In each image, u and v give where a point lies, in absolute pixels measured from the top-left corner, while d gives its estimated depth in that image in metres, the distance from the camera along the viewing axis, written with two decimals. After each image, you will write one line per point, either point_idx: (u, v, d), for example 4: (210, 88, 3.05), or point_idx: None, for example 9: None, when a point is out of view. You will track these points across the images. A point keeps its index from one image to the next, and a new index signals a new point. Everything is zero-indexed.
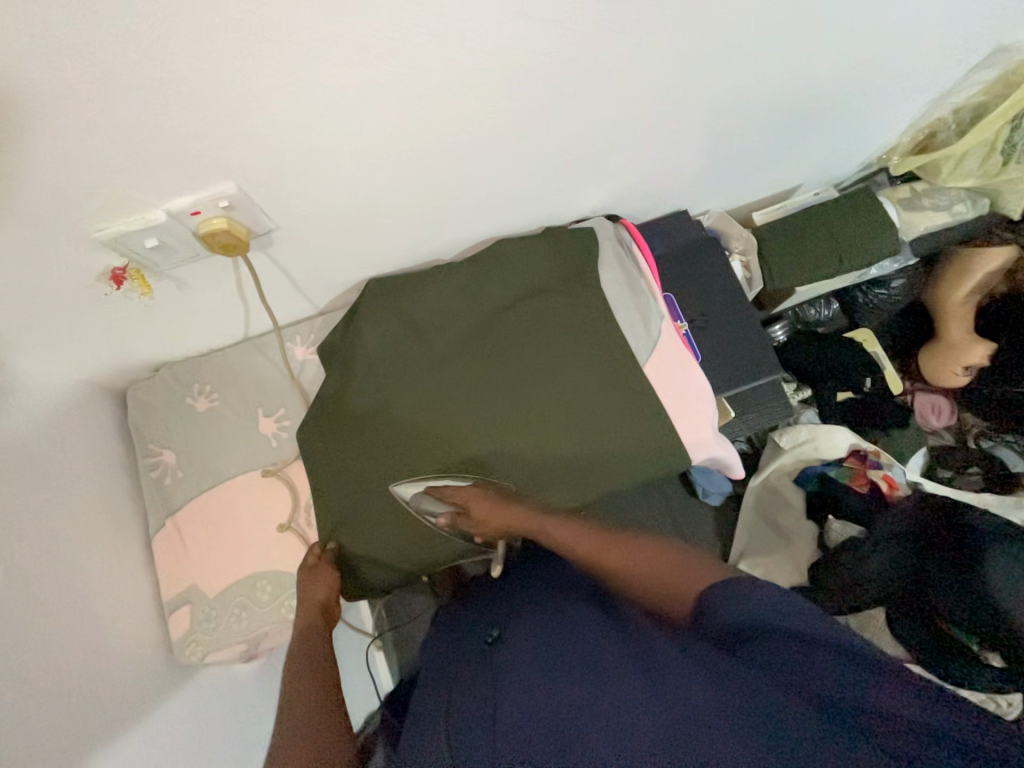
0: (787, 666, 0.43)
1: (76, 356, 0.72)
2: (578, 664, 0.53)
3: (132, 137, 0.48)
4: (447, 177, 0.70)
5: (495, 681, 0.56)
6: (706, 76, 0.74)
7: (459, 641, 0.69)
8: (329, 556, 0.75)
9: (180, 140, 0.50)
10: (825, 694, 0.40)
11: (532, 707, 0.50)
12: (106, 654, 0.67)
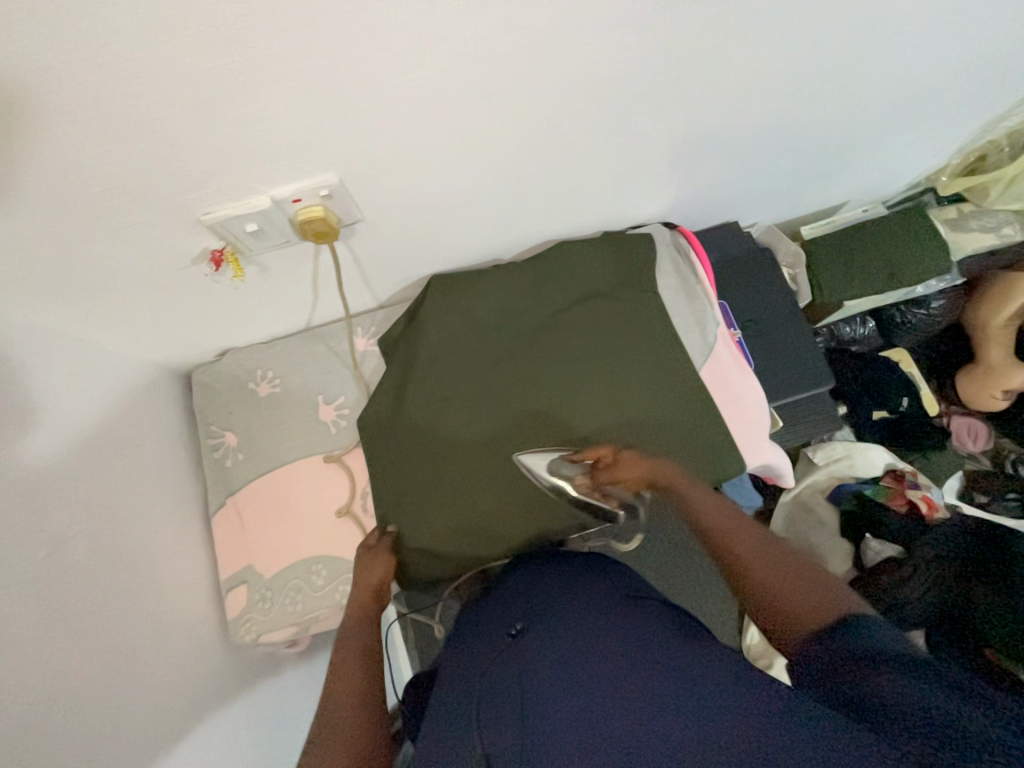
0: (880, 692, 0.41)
1: (152, 337, 0.75)
2: (604, 655, 0.52)
3: (247, 127, 0.51)
4: (520, 177, 0.72)
5: (521, 675, 0.53)
6: (777, 88, 0.75)
7: (477, 630, 0.66)
8: (386, 539, 0.76)
9: (289, 131, 0.53)
10: (888, 702, 0.40)
11: (563, 703, 0.48)
12: (166, 629, 0.68)
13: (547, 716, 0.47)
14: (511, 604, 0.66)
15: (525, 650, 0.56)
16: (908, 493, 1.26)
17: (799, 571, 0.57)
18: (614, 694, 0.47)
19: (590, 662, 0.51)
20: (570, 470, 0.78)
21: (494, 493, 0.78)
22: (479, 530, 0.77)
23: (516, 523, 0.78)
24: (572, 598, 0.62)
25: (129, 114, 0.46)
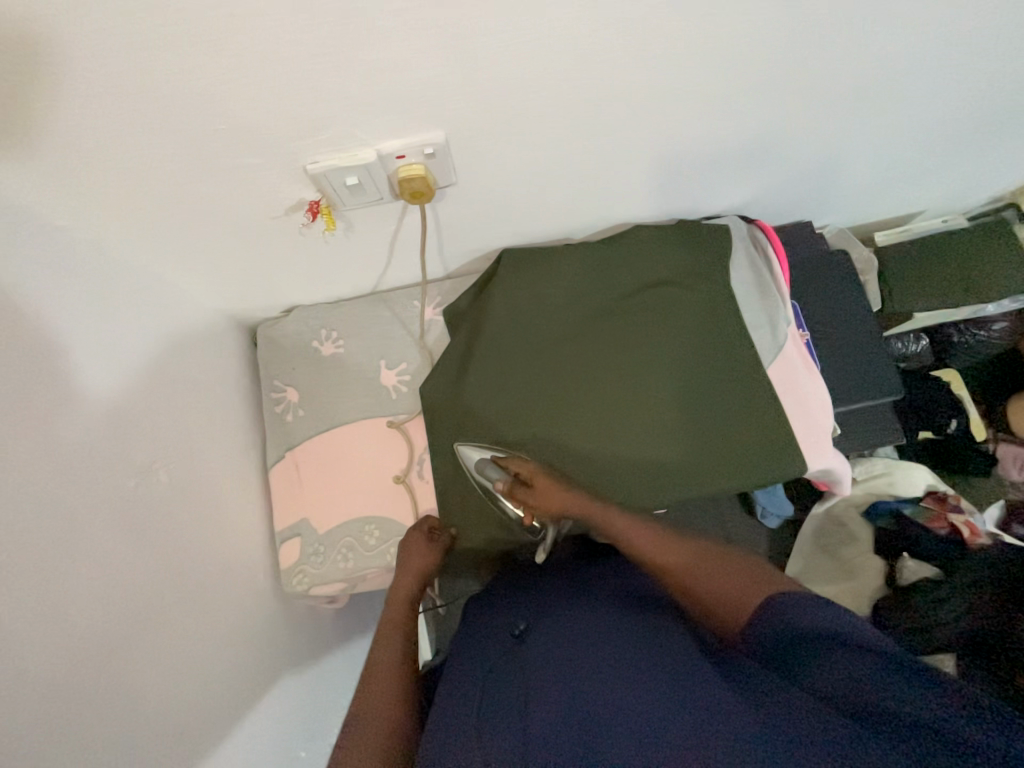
0: (823, 675, 0.43)
1: (229, 286, 0.76)
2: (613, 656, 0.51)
3: (367, 79, 0.50)
4: (611, 154, 0.71)
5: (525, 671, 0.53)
6: (885, 82, 0.72)
7: (482, 627, 0.66)
8: (445, 536, 0.77)
9: (407, 85, 0.52)
10: (833, 685, 0.42)
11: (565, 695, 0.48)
12: (225, 572, 0.70)
13: (550, 705, 0.47)
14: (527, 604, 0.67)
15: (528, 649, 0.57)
16: (949, 517, 1.23)
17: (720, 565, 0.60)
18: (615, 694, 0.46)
19: (598, 663, 0.51)
20: (622, 458, 0.77)
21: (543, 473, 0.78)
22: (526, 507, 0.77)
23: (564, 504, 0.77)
24: (583, 602, 0.62)
25: (259, 55, 0.46)
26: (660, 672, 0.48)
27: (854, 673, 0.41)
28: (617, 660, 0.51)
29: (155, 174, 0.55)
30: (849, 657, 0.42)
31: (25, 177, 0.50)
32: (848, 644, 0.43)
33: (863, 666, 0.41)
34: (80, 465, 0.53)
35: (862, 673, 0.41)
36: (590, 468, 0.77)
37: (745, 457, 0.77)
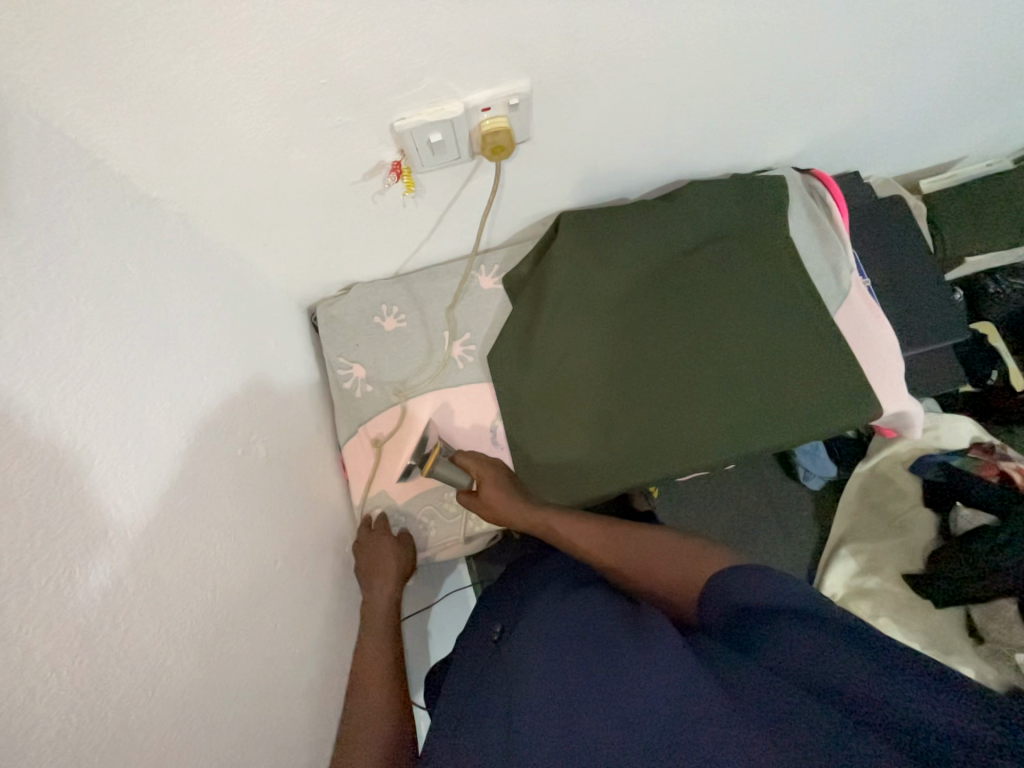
0: (792, 658, 0.44)
1: (298, 262, 0.76)
2: (595, 650, 0.52)
3: (467, 24, 0.49)
4: (680, 105, 0.70)
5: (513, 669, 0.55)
6: (957, 15, 0.70)
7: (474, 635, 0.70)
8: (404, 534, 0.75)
9: (504, 30, 0.51)
10: (807, 671, 0.43)
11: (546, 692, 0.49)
12: (321, 544, 0.71)
13: (534, 708, 0.48)
14: (542, 591, 0.67)
15: (513, 645, 0.59)
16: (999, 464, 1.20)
17: (663, 546, 0.68)
18: (600, 688, 0.48)
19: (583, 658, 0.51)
20: (666, 423, 0.76)
21: (587, 434, 0.77)
22: (565, 470, 0.77)
23: (603, 469, 0.76)
24: (558, 596, 0.63)
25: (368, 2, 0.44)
26: (625, 655, 0.50)
27: (836, 659, 0.43)
28: (591, 654, 0.51)
29: (247, 142, 0.54)
30: (822, 642, 0.44)
31: (129, 145, 0.50)
32: (813, 623, 0.46)
33: (830, 644, 0.44)
34: (204, 439, 0.52)
35: (846, 662, 0.42)
36: (643, 431, 0.76)
37: (787, 423, 0.76)
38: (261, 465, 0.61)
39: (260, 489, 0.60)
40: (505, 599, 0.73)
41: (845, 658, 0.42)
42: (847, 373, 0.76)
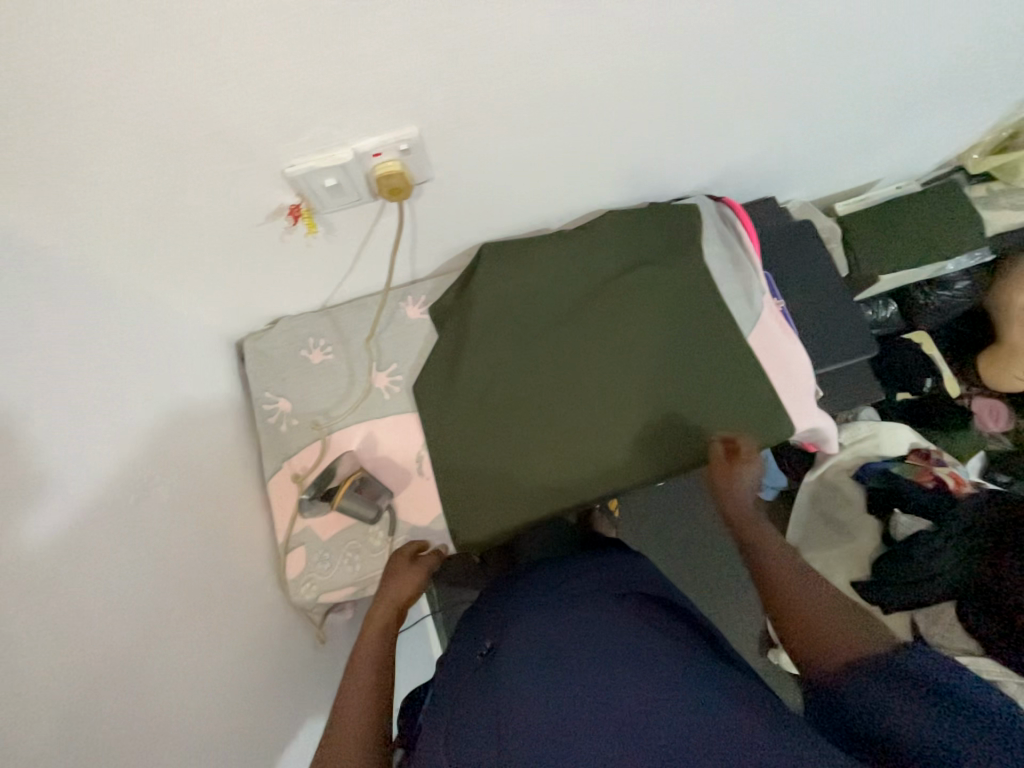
0: (862, 701, 0.48)
1: (215, 299, 0.76)
2: (601, 663, 0.54)
3: (343, 74, 0.51)
4: (585, 141, 0.73)
5: (490, 683, 0.55)
6: (832, 57, 0.75)
7: (460, 649, 0.69)
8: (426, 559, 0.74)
9: (382, 78, 0.53)
10: (873, 712, 0.47)
11: (536, 694, 0.51)
12: (235, 587, 0.69)
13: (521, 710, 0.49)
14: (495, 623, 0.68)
15: (492, 661, 0.59)
16: (935, 470, 1.25)
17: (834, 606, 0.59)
18: (596, 700, 0.49)
19: (582, 667, 0.53)
20: (590, 443, 0.78)
21: (516, 464, 0.78)
22: (496, 501, 0.77)
23: (532, 496, 0.77)
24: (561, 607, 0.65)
25: (235, 55, 0.46)
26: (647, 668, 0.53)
27: (894, 700, 0.46)
28: (594, 666, 0.53)
29: (137, 187, 0.55)
30: (893, 689, 0.47)
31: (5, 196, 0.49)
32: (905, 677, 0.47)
33: (895, 692, 0.47)
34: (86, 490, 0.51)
35: (898, 701, 0.46)
36: (566, 454, 0.78)
37: (703, 442, 0.78)
38: (158, 511, 0.60)
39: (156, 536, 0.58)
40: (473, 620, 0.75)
41: (898, 699, 0.46)
42: (759, 393, 0.80)
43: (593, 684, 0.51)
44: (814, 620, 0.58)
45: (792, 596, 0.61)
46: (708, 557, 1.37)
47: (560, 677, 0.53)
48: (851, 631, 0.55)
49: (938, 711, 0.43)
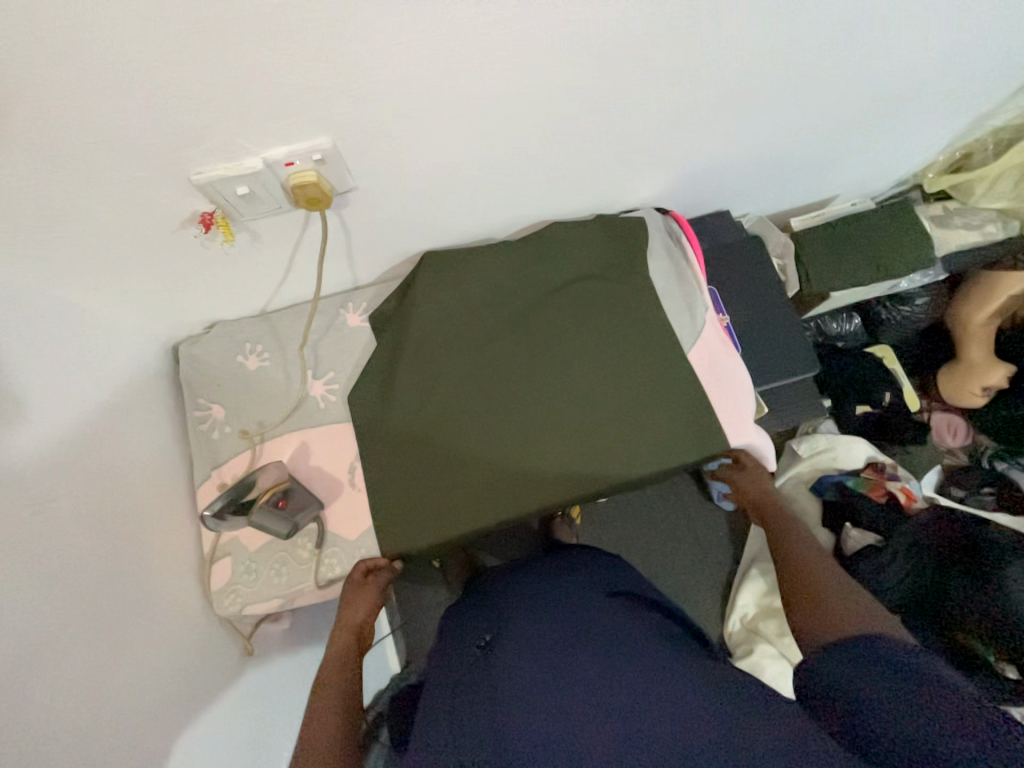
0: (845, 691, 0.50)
1: (143, 303, 0.74)
2: (587, 665, 0.58)
3: (247, 81, 0.51)
4: (521, 154, 0.73)
5: (490, 682, 0.60)
6: (774, 75, 0.75)
7: (453, 643, 0.73)
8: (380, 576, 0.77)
9: (290, 86, 0.53)
10: (856, 704, 0.48)
11: (534, 693, 0.55)
12: (152, 597, 0.68)
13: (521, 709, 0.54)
14: (484, 619, 0.74)
15: (492, 659, 0.64)
16: (887, 484, 1.21)
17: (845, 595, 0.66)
18: (587, 695, 0.54)
19: (572, 668, 0.58)
20: (526, 456, 0.77)
21: (455, 481, 0.76)
22: (434, 519, 0.76)
23: (471, 514, 0.76)
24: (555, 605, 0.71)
25: (130, 58, 0.46)
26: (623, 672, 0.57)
27: (876, 693, 0.48)
28: (590, 665, 0.58)
29: (39, 190, 0.54)
30: (876, 680, 0.49)
31: None
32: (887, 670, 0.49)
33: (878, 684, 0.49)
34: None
35: (883, 692, 0.48)
36: (501, 467, 0.77)
37: (643, 460, 0.78)
38: (66, 522, 0.59)
39: (62, 547, 0.57)
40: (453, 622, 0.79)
41: (878, 691, 0.48)
42: (699, 412, 0.79)
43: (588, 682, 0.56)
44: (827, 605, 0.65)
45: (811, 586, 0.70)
46: (665, 568, 1.37)
47: (554, 673, 0.58)
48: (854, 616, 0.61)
49: (914, 704, 0.45)
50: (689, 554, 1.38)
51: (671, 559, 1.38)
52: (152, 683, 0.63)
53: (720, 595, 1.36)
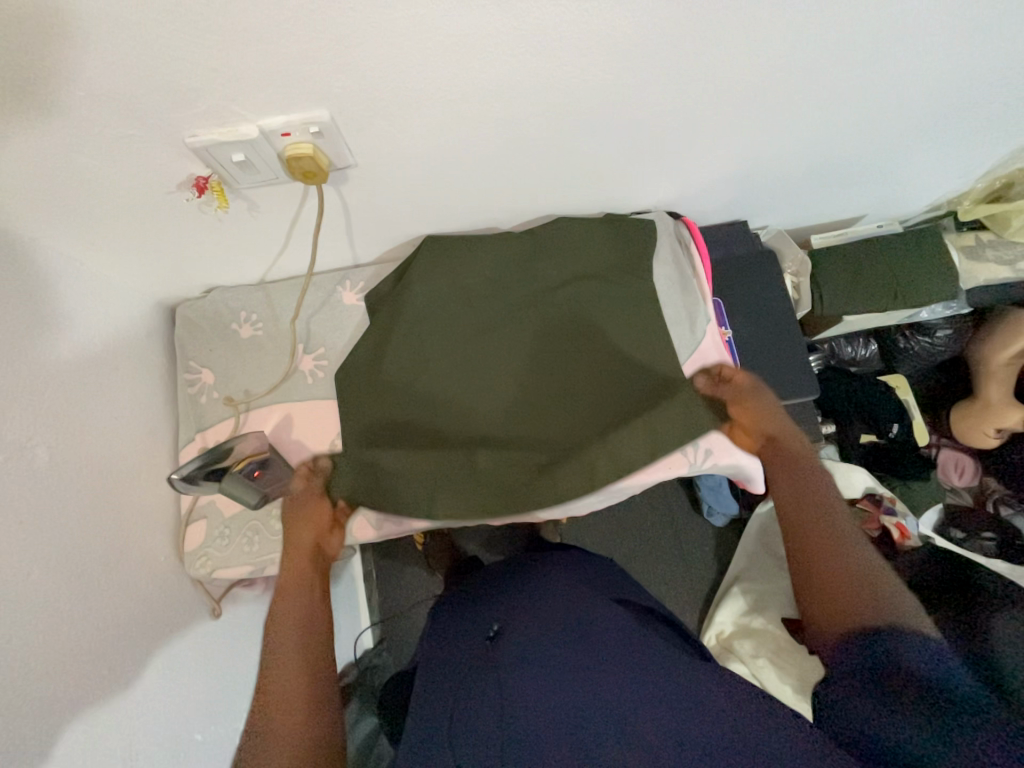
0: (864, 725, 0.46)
1: (140, 261, 0.75)
2: (599, 670, 0.60)
3: (245, 47, 0.50)
4: (528, 147, 0.71)
5: (499, 672, 0.63)
6: (801, 85, 0.72)
7: (457, 633, 0.76)
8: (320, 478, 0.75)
9: (289, 56, 0.52)
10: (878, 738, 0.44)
11: (541, 692, 0.58)
12: (124, 552, 0.69)
13: (526, 706, 0.57)
14: (490, 609, 0.77)
15: (501, 649, 0.66)
16: (882, 519, 1.18)
17: (848, 558, 0.56)
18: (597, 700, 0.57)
19: (579, 669, 0.60)
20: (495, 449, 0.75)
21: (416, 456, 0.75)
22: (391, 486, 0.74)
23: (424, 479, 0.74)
24: (564, 596, 0.75)
25: (126, 13, 0.45)
26: (622, 678, 0.59)
27: (888, 717, 0.45)
28: (594, 664, 0.61)
29: (35, 140, 0.54)
30: (884, 698, 0.46)
31: None
32: (893, 682, 0.46)
33: (890, 704, 0.45)
34: None
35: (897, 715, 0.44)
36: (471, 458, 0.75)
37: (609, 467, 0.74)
38: (43, 469, 0.60)
39: (36, 494, 0.59)
40: (456, 609, 0.82)
41: (892, 713, 0.45)
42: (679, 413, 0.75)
43: (593, 685, 0.58)
44: (828, 572, 0.56)
45: (811, 546, 0.59)
46: (646, 578, 1.36)
47: (560, 672, 0.60)
48: (857, 588, 0.53)
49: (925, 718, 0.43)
50: (671, 565, 1.37)
51: (652, 568, 1.37)
52: (113, 636, 0.64)
53: (699, 610, 1.34)
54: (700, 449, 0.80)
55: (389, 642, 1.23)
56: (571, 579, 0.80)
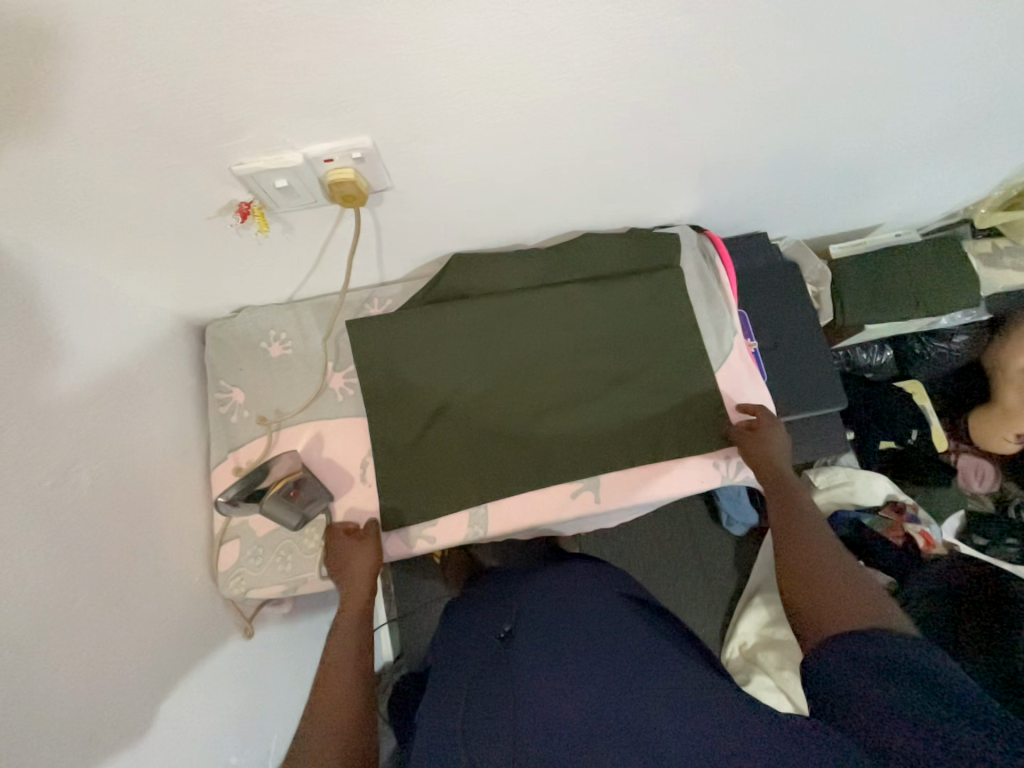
0: (861, 718, 0.45)
1: (173, 284, 0.76)
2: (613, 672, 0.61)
3: (292, 79, 0.51)
4: (558, 166, 0.73)
5: (509, 674, 0.64)
6: (822, 103, 0.74)
7: (472, 637, 0.77)
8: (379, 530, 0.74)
9: (336, 87, 0.53)
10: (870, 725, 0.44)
11: (546, 694, 0.59)
12: (160, 572, 0.70)
13: (531, 708, 0.58)
14: (505, 612, 0.78)
15: (510, 653, 0.68)
16: (907, 525, 1.14)
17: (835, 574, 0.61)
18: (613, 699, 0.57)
19: (582, 671, 0.61)
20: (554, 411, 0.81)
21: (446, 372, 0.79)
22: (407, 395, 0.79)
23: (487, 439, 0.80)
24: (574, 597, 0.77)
25: (185, 53, 0.47)
26: (641, 680, 0.59)
27: (888, 703, 0.44)
28: (608, 664, 0.62)
29: (82, 173, 0.55)
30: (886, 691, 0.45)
31: None
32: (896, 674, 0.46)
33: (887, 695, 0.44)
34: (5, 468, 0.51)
35: (894, 704, 0.43)
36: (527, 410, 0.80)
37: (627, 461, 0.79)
38: (86, 492, 0.61)
39: (79, 518, 0.59)
40: (472, 612, 0.83)
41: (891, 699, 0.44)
42: (675, 429, 0.80)
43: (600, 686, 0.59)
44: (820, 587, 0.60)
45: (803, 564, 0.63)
46: (668, 591, 1.34)
47: (568, 674, 0.61)
48: (845, 601, 0.57)
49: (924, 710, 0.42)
50: (693, 575, 1.36)
51: (673, 580, 1.35)
52: (150, 658, 0.64)
53: (720, 620, 1.33)
54: (731, 462, 0.81)
55: (409, 655, 1.22)
56: (588, 587, 0.80)
